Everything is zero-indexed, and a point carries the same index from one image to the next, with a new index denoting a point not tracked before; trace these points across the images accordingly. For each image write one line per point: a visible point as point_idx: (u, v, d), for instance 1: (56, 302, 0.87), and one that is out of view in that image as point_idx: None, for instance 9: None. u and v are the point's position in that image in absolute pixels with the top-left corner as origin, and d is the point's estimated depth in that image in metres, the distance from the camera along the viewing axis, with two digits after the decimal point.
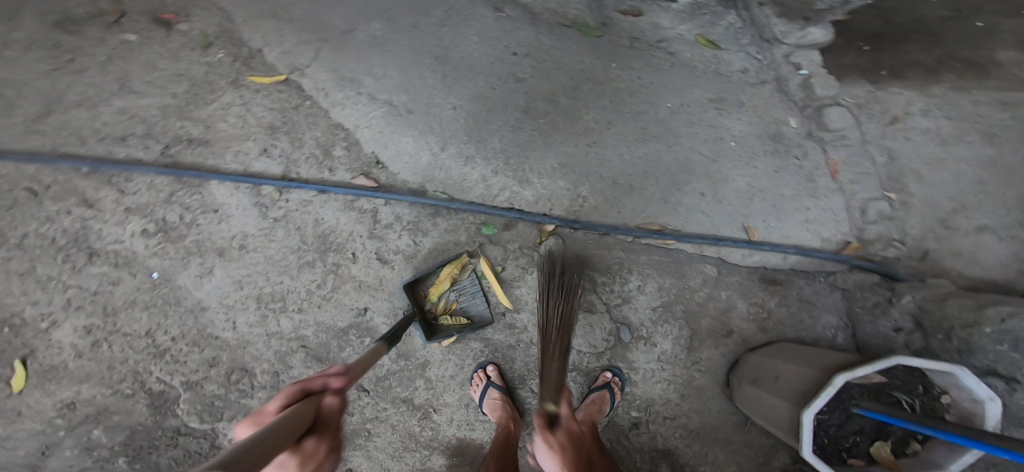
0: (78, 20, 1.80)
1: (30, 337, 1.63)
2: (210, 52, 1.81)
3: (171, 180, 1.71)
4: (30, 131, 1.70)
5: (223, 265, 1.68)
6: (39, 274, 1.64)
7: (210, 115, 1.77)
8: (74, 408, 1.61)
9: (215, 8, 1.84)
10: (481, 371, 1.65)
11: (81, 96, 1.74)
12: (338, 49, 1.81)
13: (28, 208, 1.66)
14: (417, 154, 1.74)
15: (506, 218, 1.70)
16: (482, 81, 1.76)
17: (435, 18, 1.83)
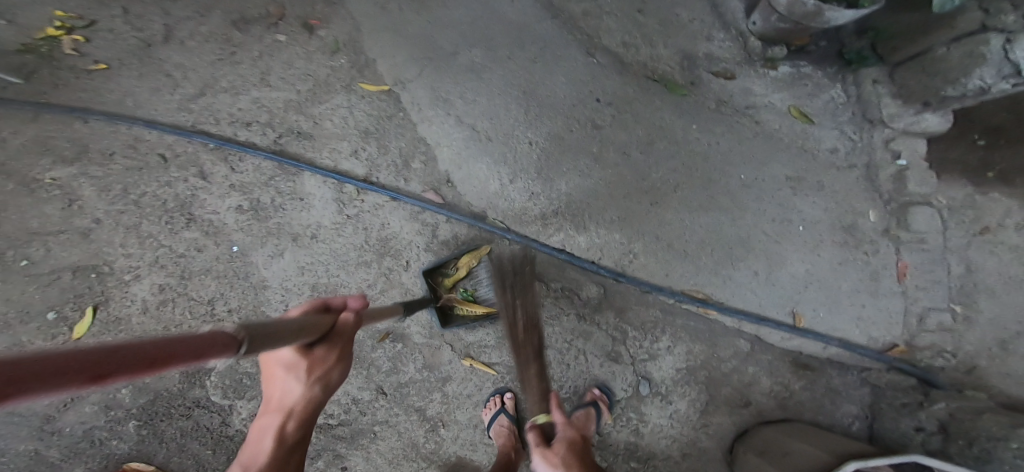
0: (250, 19, 2.06)
1: (109, 286, 1.87)
2: (335, 57, 2.02)
3: (273, 167, 1.92)
4: (181, 108, 1.97)
5: (293, 249, 1.86)
6: (143, 231, 1.89)
7: (320, 113, 1.97)
8: None
9: (348, 19, 2.04)
10: (496, 397, 1.71)
11: (229, 84, 2.00)
12: (440, 69, 1.95)
13: (156, 171, 1.93)
14: (486, 181, 1.82)
15: (554, 258, 1.74)
16: (561, 121, 1.82)
17: (529, 55, 1.91)
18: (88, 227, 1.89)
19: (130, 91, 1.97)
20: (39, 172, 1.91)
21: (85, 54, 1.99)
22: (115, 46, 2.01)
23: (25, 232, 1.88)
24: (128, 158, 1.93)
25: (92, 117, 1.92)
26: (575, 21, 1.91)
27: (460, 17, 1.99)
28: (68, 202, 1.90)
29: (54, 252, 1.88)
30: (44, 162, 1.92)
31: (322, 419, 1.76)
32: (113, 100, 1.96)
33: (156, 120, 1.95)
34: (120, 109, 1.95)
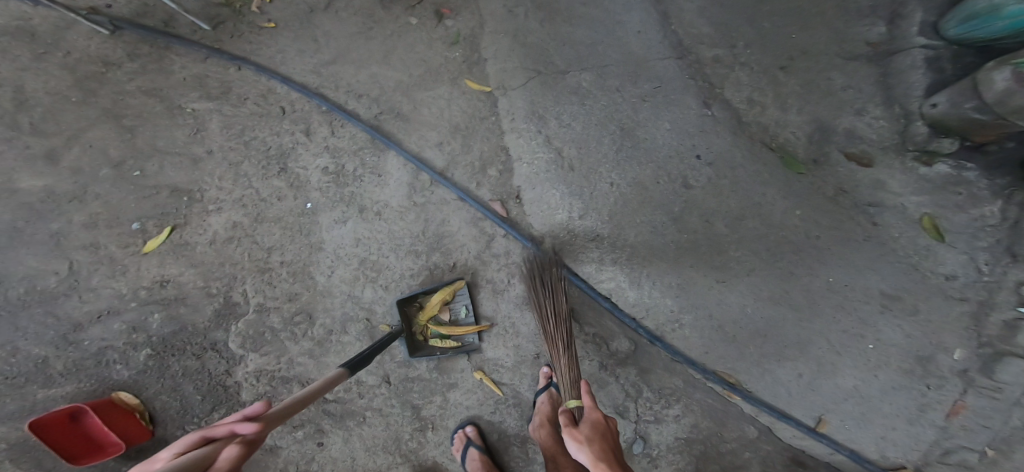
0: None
1: (193, 212, 2.02)
2: (452, 49, 2.06)
3: (366, 139, 2.02)
4: (313, 71, 2.11)
5: (358, 221, 1.94)
6: (242, 170, 2.04)
7: (421, 99, 2.04)
8: (163, 287, 1.99)
9: (477, 17, 2.07)
10: (461, 431, 1.76)
11: (358, 58, 2.11)
12: (546, 84, 1.93)
13: (273, 121, 2.08)
14: (555, 208, 1.80)
15: (598, 304, 1.73)
16: (649, 170, 1.77)
17: (641, 92, 1.86)
18: (200, 155, 2.05)
19: (278, 49, 2.13)
20: (181, 100, 2.08)
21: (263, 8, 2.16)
22: (287, 10, 2.16)
23: (146, 145, 2.05)
24: (258, 105, 2.09)
25: (247, 66, 2.10)
26: (704, 67, 1.87)
27: (584, 39, 1.97)
28: (195, 130, 2.06)
29: (165, 170, 2.04)
30: (189, 94, 2.09)
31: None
32: (263, 53, 2.13)
33: (292, 78, 2.11)
34: (269, 64, 2.13)
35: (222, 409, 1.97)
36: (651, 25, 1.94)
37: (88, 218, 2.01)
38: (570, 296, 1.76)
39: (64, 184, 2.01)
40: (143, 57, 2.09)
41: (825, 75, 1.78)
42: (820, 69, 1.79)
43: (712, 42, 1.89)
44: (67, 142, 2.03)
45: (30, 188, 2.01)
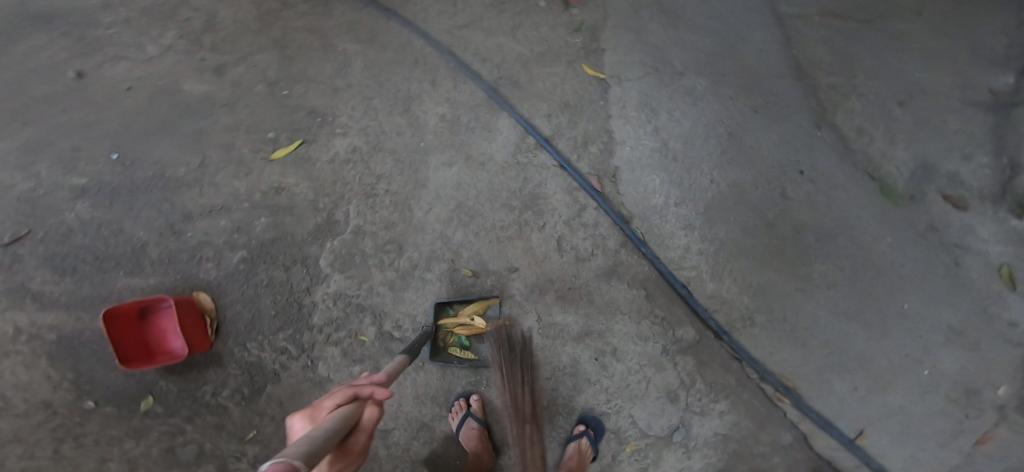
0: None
1: (320, 132, 2.24)
2: (573, 36, 2.21)
3: (483, 99, 2.20)
4: (449, 31, 2.32)
5: (461, 169, 2.13)
6: (372, 105, 2.26)
7: (538, 74, 2.20)
8: (279, 194, 2.18)
9: (603, 9, 2.22)
10: (462, 399, 1.94)
11: (489, 25, 2.30)
12: (661, 82, 2.07)
13: (405, 68, 2.29)
14: (651, 193, 1.97)
15: (674, 291, 1.88)
16: (752, 175, 1.92)
17: (752, 104, 1.99)
18: (341, 86, 2.29)
19: (422, 7, 2.37)
20: (336, 40, 2.36)
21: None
22: None
23: (300, 72, 2.32)
24: (396, 52, 2.32)
25: (394, 19, 2.35)
26: (820, 92, 1.98)
27: (699, 40, 2.10)
28: (341, 65, 2.32)
29: (304, 97, 2.29)
30: (343, 36, 2.36)
31: (388, 328, 2.02)
32: (408, 7, 2.39)
33: (430, 35, 2.33)
34: (413, 18, 2.36)
35: (288, 330, 2.05)
36: (774, 44, 2.07)
37: (233, 122, 2.26)
38: (646, 277, 1.90)
39: (222, 92, 2.30)
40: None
41: (940, 117, 1.89)
42: (936, 109, 1.91)
43: (829, 70, 2.01)
44: (235, 59, 2.34)
45: (192, 92, 2.29)
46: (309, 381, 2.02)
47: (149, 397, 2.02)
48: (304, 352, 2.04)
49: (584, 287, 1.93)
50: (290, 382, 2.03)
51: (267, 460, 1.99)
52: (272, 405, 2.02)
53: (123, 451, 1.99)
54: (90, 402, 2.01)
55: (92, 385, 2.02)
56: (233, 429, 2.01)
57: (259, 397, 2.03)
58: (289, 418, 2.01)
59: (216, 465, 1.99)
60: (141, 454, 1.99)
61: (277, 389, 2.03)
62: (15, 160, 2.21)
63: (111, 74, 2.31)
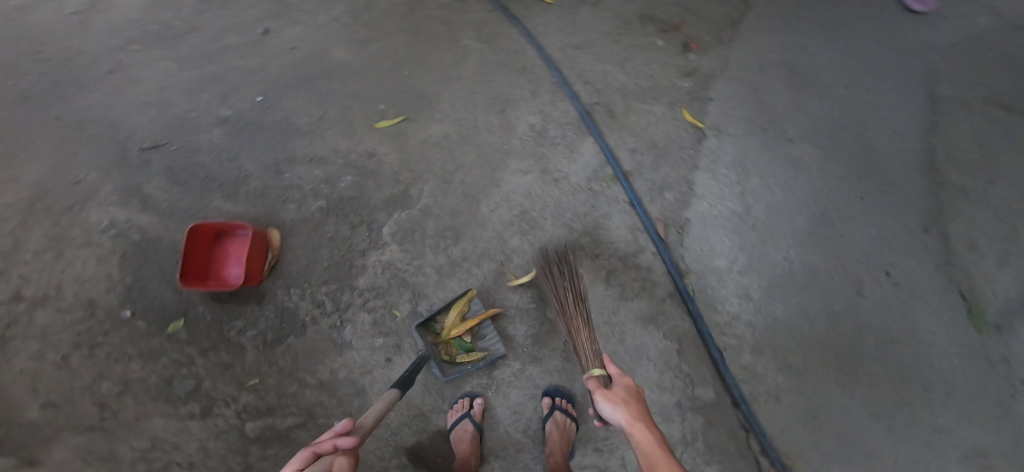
0: (653, 21, 2.46)
1: (420, 112, 2.37)
2: (684, 77, 2.32)
3: (575, 118, 2.27)
4: (565, 52, 2.43)
5: (536, 179, 2.18)
6: (473, 100, 2.37)
7: (635, 107, 2.26)
8: (368, 158, 2.30)
9: (724, 61, 2.34)
10: (467, 399, 1.91)
11: (603, 51, 2.41)
12: (768, 144, 2.14)
13: (511, 74, 2.40)
14: (715, 254, 1.95)
15: (705, 352, 1.83)
16: (834, 263, 1.93)
17: (858, 192, 2.05)
18: (452, 77, 2.42)
19: (542, 21, 2.52)
20: (460, 35, 2.52)
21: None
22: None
23: (422, 57, 2.48)
24: (510, 58, 2.44)
25: (519, 29, 2.49)
26: (944, 190, 2.06)
27: (809, 121, 2.18)
28: (458, 58, 2.46)
29: (420, 79, 2.43)
30: (466, 31, 2.52)
31: (422, 309, 2.06)
32: (531, 18, 2.53)
33: (544, 47, 2.44)
34: (534, 30, 2.50)
35: (332, 285, 2.11)
36: (912, 134, 2.17)
37: (355, 88, 2.43)
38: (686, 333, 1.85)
39: (350, 56, 2.50)
40: None
41: None
42: None
43: (961, 171, 2.09)
44: (371, 32, 2.55)
45: (337, 59, 2.49)
46: (331, 342, 2.04)
47: (179, 321, 2.04)
48: (338, 310, 2.08)
49: (619, 327, 1.86)
50: (313, 338, 2.04)
51: (255, 412, 1.94)
52: (285, 357, 2.02)
53: (124, 373, 1.94)
54: (127, 312, 2.03)
55: (137, 295, 2.06)
56: (237, 372, 1.99)
57: (279, 346, 2.03)
58: (296, 375, 2.00)
59: (204, 406, 1.93)
60: (139, 378, 1.94)
61: (298, 342, 2.04)
62: (174, 78, 2.47)
63: (281, 26, 2.59)
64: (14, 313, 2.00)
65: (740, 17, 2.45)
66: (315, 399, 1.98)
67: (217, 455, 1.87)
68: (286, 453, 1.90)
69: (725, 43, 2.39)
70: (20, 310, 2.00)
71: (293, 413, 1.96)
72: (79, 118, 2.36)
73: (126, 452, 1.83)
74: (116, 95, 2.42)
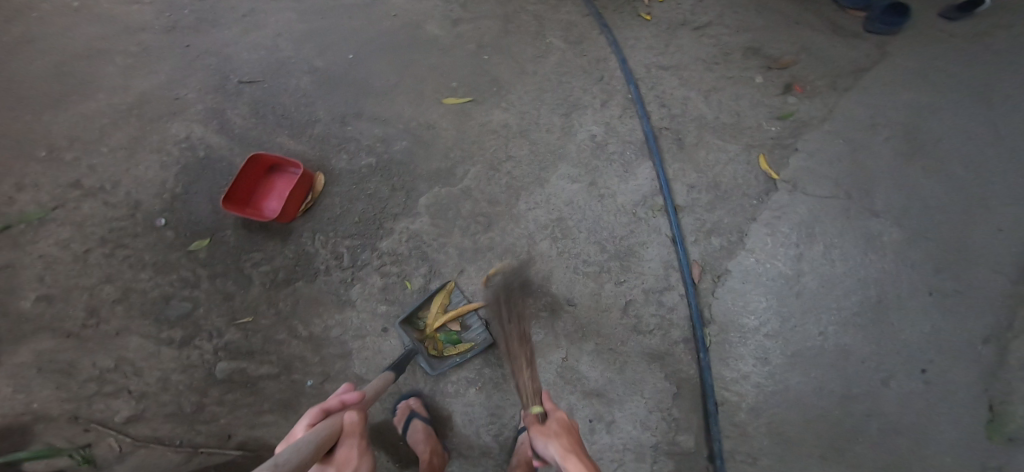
0: (750, 63, 2.41)
1: (488, 97, 2.37)
2: (775, 121, 2.27)
3: (639, 139, 2.24)
4: (647, 74, 2.39)
5: (583, 189, 2.15)
6: (543, 98, 2.35)
7: (705, 143, 2.22)
8: (426, 129, 2.32)
9: (828, 109, 2.27)
10: (406, 403, 1.87)
11: (689, 75, 2.38)
12: (848, 213, 2.06)
13: (587, 84, 2.37)
14: (747, 312, 1.96)
15: (701, 400, 1.87)
16: (870, 350, 1.90)
17: (931, 285, 1.96)
18: (528, 71, 2.42)
19: (636, 36, 2.49)
20: (547, 33, 2.51)
21: (650, 7, 2.57)
22: (669, 16, 2.53)
23: (505, 45, 2.49)
24: (590, 68, 2.41)
25: (609, 40, 2.46)
26: None
27: (896, 199, 2.08)
28: (540, 55, 2.45)
29: (497, 67, 2.44)
30: (555, 31, 2.51)
31: (433, 287, 2.04)
32: (623, 32, 2.51)
33: (627, 62, 2.41)
34: (622, 42, 2.47)
35: (355, 241, 2.13)
36: (1011, 239, 2.01)
37: (435, 62, 2.47)
38: (689, 376, 1.90)
39: (438, 28, 2.55)
40: None
41: None
42: None
43: None
44: (463, 9, 2.59)
45: (424, 29, 2.55)
46: (336, 296, 2.05)
47: (205, 239, 2.12)
48: (353, 266, 2.09)
49: (624, 356, 1.92)
50: (321, 286, 2.06)
51: (232, 353, 1.98)
52: (287, 302, 2.05)
53: (129, 280, 2.05)
54: (161, 221, 2.14)
55: (178, 207, 2.18)
56: (235, 305, 2.04)
57: (286, 287, 2.07)
58: (290, 321, 2.02)
59: (189, 332, 2.00)
60: (139, 290, 2.04)
61: (305, 288, 2.06)
62: (274, 12, 2.60)
63: None
64: (67, 197, 2.15)
65: (867, 66, 2.35)
66: (299, 352, 1.99)
67: (174, 389, 1.94)
68: (244, 401, 1.94)
69: (838, 90, 2.31)
70: (73, 196, 2.16)
71: (269, 362, 1.98)
72: (182, 38, 2.52)
73: (87, 367, 1.94)
74: (220, 23, 2.56)
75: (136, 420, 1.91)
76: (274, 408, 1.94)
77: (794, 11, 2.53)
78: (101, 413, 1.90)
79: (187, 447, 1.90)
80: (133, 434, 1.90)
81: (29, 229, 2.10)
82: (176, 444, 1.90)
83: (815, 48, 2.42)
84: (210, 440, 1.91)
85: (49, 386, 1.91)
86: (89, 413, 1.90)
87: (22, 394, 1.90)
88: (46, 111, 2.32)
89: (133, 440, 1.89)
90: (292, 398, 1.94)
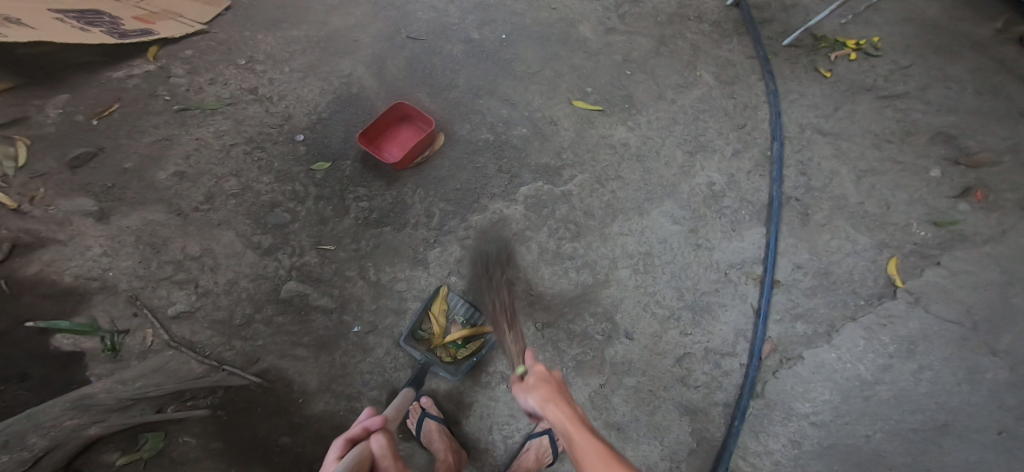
0: (922, 153, 2.15)
1: (619, 112, 2.36)
2: (930, 227, 2.02)
3: (762, 202, 2.13)
4: (792, 138, 2.23)
5: (681, 233, 2.09)
6: (674, 130, 2.29)
7: (827, 229, 2.05)
8: (550, 124, 2.37)
9: (1001, 229, 1.98)
10: (415, 404, 1.95)
11: (845, 150, 2.19)
12: (966, 343, 1.82)
13: (723, 131, 2.28)
14: (803, 400, 1.82)
15: (711, 455, 1.81)
16: (902, 458, 1.72)
17: (1004, 423, 1.72)
18: (667, 99, 2.37)
19: (802, 90, 2.34)
20: (700, 67, 2.44)
21: (834, 63, 2.38)
22: (845, 83, 2.33)
23: (652, 67, 2.45)
24: (733, 115, 2.31)
25: (768, 90, 2.33)
26: None
27: None
28: (685, 85, 2.39)
29: (636, 85, 2.42)
30: (708, 65, 2.44)
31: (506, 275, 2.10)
32: (788, 83, 2.37)
33: (781, 116, 2.28)
34: (782, 96, 2.33)
35: (450, 206, 2.25)
36: None
37: (580, 63, 2.50)
38: (712, 437, 1.82)
39: (594, 32, 2.57)
40: (722, 28, 2.53)
41: None
42: None
43: None
44: (624, 20, 2.59)
45: (579, 30, 2.59)
46: (416, 253, 2.19)
47: (326, 164, 2.36)
48: (441, 230, 2.21)
49: (660, 401, 1.86)
50: (407, 236, 2.21)
51: (303, 277, 2.17)
52: (369, 242, 2.21)
53: (252, 180, 2.31)
54: (300, 136, 2.42)
55: (318, 129, 2.45)
56: (325, 231, 2.24)
57: (376, 227, 2.24)
58: (365, 262, 2.19)
59: (279, 242, 2.21)
60: (252, 191, 2.29)
61: (391, 234, 2.22)
62: None
63: None
64: (241, 98, 2.48)
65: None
66: (360, 294, 2.15)
67: (236, 295, 2.12)
68: (289, 327, 2.10)
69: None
70: (247, 98, 2.49)
71: (330, 295, 2.14)
72: None
73: (176, 249, 2.16)
74: None
75: (184, 318, 2.06)
76: (312, 343, 2.09)
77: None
78: (158, 301, 2.07)
79: (213, 361, 2.00)
80: (172, 332, 2.03)
81: (202, 115, 2.42)
82: (203, 355, 2.01)
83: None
84: (237, 360, 2.03)
85: (132, 259, 2.11)
86: (148, 299, 2.07)
87: (105, 260, 2.09)
88: (260, 31, 2.66)
89: (169, 338, 2.02)
90: (333, 338, 2.09)
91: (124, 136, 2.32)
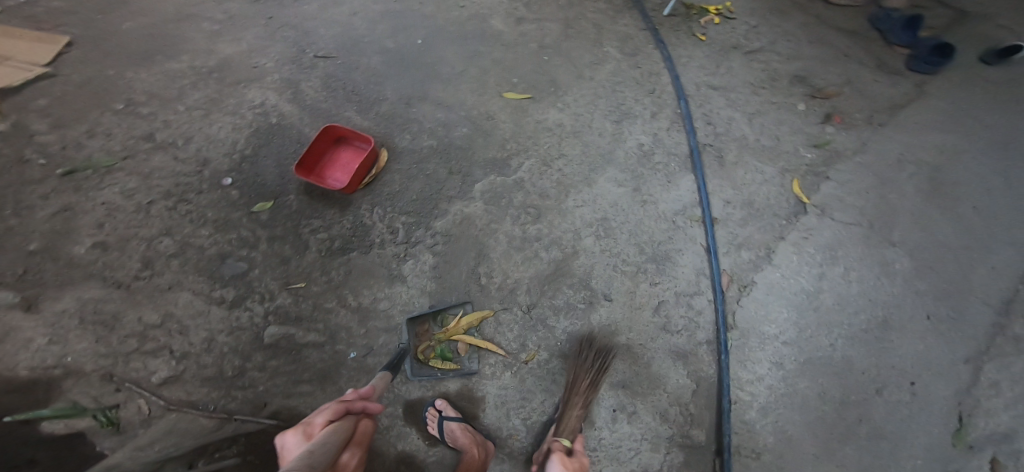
0: (795, 89, 2.53)
1: (546, 95, 2.53)
2: (813, 149, 2.40)
3: (684, 152, 2.40)
4: (692, 91, 2.52)
5: (627, 193, 2.32)
6: (597, 102, 2.50)
7: (742, 164, 2.37)
8: (488, 119, 2.49)
9: (860, 143, 2.40)
10: (430, 411, 2.06)
11: (735, 98, 2.51)
12: (869, 237, 2.23)
13: (637, 93, 2.52)
14: (769, 321, 2.13)
15: (716, 397, 2.05)
16: (870, 362, 2.06)
17: (929, 310, 2.12)
18: (585, 75, 2.56)
19: (688, 53, 2.62)
20: (605, 40, 2.65)
21: (705, 26, 2.72)
22: (721, 38, 2.67)
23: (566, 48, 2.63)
24: (644, 78, 2.55)
25: (662, 52, 2.60)
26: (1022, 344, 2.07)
27: (914, 235, 2.22)
28: (597, 60, 2.59)
29: (557, 68, 2.58)
30: (612, 39, 2.65)
31: (480, 271, 2.24)
32: (676, 46, 2.65)
33: (680, 78, 2.55)
34: (676, 58, 2.61)
35: (411, 218, 2.33)
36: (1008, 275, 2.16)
37: (499, 55, 2.62)
38: (705, 375, 2.08)
39: (507, 24, 2.70)
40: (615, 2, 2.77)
41: None
42: None
43: None
44: (530, 9, 2.74)
45: (490, 24, 2.70)
46: (389, 268, 2.25)
47: (266, 202, 2.34)
48: (408, 242, 2.29)
49: (651, 353, 2.11)
50: (376, 256, 2.27)
51: (285, 319, 2.17)
52: (339, 271, 2.25)
53: (195, 234, 2.26)
54: (227, 180, 2.36)
55: (245, 168, 2.40)
56: (290, 270, 2.24)
57: (343, 255, 2.27)
58: (342, 289, 2.22)
59: (242, 290, 2.19)
60: (197, 246, 2.24)
61: (360, 258, 2.27)
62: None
63: None
64: (138, 147, 2.41)
65: (904, 103, 2.48)
66: (346, 322, 2.18)
67: (217, 351, 2.09)
68: (284, 368, 2.10)
69: (873, 125, 2.43)
70: (145, 147, 2.41)
71: (316, 330, 2.16)
72: (273, 13, 2.76)
73: (132, 322, 2.09)
74: (311, 7, 2.78)
75: (172, 382, 2.04)
76: (313, 378, 2.10)
77: (848, 44, 2.67)
78: (137, 373, 2.03)
79: (221, 413, 2.02)
80: (166, 397, 2.02)
81: (96, 175, 2.33)
82: (209, 410, 2.02)
83: (860, 82, 2.55)
84: (244, 408, 2.04)
85: (87, 340, 2.05)
86: (123, 373, 2.02)
87: (56, 346, 2.03)
88: (130, 68, 2.59)
89: (165, 402, 2.01)
90: (333, 368, 2.12)
91: (12, 214, 2.23)
